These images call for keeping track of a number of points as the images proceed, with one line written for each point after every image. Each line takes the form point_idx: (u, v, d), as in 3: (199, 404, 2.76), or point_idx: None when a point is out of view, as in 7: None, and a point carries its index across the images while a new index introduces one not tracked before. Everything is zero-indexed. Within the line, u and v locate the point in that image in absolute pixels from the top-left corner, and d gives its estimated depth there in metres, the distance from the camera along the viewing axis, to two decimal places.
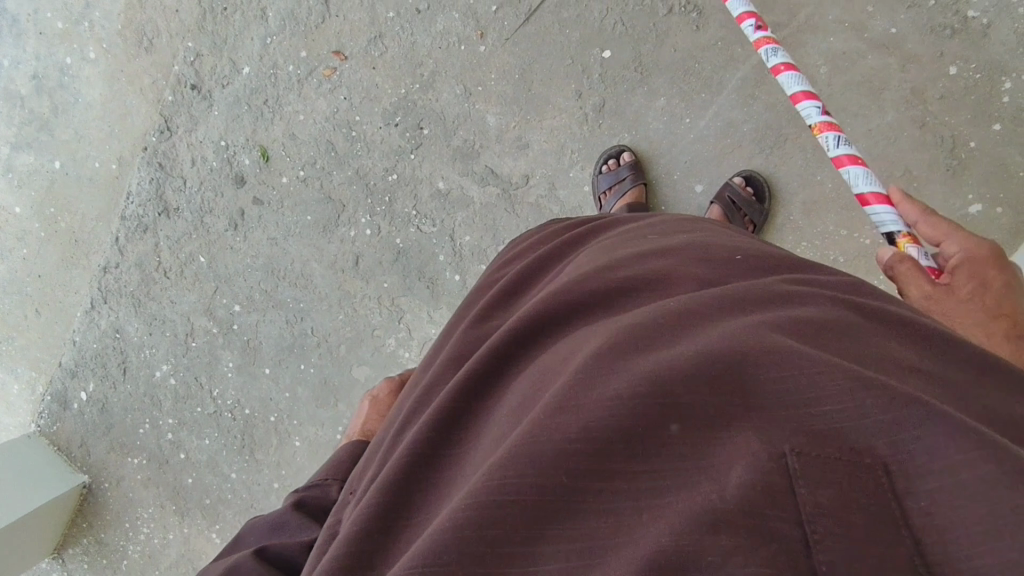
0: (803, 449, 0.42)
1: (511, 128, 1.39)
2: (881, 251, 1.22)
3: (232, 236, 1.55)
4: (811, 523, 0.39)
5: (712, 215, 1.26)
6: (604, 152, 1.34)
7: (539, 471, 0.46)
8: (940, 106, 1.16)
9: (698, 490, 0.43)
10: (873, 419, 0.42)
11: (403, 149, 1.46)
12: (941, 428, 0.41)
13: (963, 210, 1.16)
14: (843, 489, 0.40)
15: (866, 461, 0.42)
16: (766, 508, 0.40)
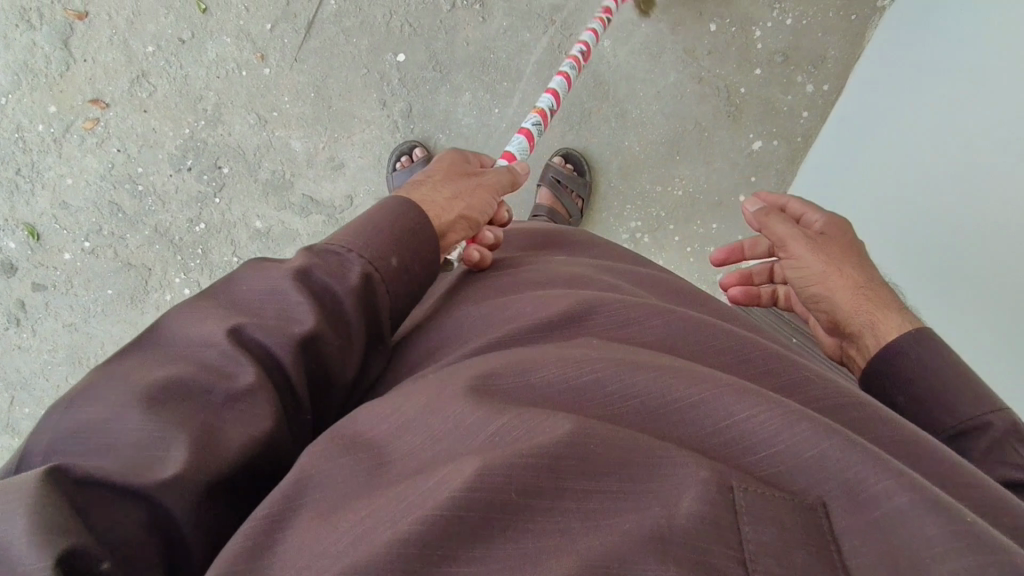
0: (749, 487, 0.42)
1: (320, 150, 1.32)
2: (694, 198, 1.34)
3: (17, 334, 1.31)
4: (754, 561, 0.38)
5: (541, 197, 1.31)
6: (396, 148, 1.31)
7: (489, 475, 0.41)
8: (710, 60, 1.28)
9: (648, 512, 0.41)
10: (806, 453, 0.43)
11: (204, 195, 1.33)
12: (869, 462, 0.42)
13: (748, 147, 1.31)
14: (780, 526, 0.40)
15: (807, 502, 0.42)
16: (714, 543, 0.39)
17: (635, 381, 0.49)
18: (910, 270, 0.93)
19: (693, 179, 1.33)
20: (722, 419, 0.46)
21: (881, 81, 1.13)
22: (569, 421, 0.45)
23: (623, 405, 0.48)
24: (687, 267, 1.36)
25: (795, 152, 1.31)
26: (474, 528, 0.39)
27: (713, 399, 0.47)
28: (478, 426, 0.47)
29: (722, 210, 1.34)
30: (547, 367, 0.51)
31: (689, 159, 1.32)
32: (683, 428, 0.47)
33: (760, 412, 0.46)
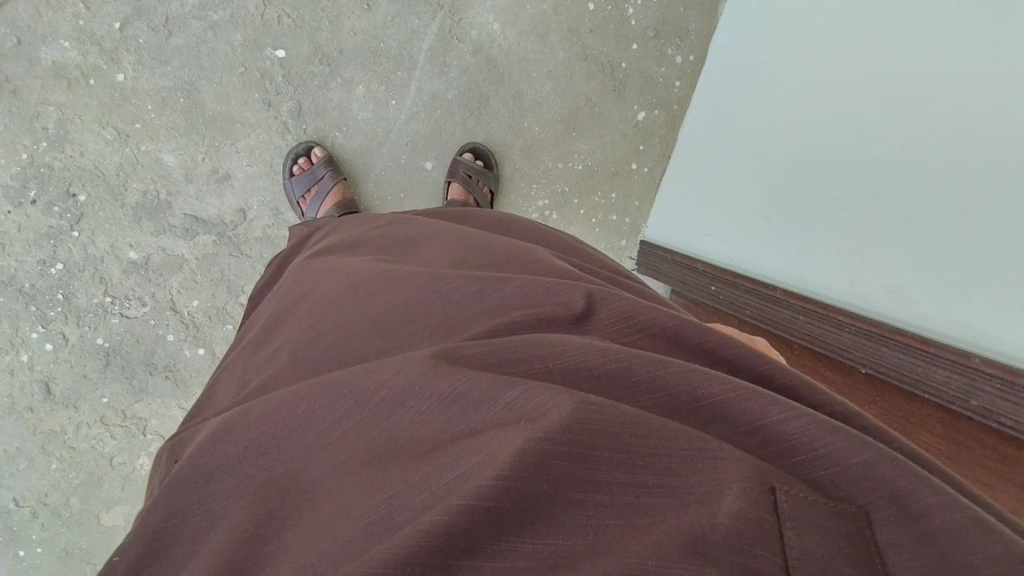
0: (792, 494, 0.43)
1: (200, 162, 1.17)
2: (592, 172, 1.42)
3: None
4: (798, 571, 0.39)
5: (452, 191, 1.29)
6: (292, 150, 1.20)
7: (516, 469, 0.41)
8: (591, 38, 1.34)
9: (687, 508, 0.42)
10: (845, 466, 0.43)
11: (58, 230, 1.13)
12: (904, 479, 0.42)
13: (634, 118, 1.41)
14: (824, 534, 0.41)
15: (851, 509, 0.43)
16: (753, 546, 0.39)
17: (664, 375, 0.50)
18: (759, 229, 1.12)
19: (589, 154, 1.41)
20: (758, 422, 0.46)
21: (734, 63, 1.26)
22: (590, 400, 0.46)
23: (652, 398, 0.49)
24: (592, 238, 1.48)
25: (673, 119, 1.44)
26: (498, 522, 0.41)
27: (743, 403, 0.47)
28: (488, 403, 0.48)
29: (617, 179, 1.44)
30: (566, 352, 0.51)
31: (584, 135, 1.39)
32: (716, 423, 0.48)
33: (797, 414, 0.46)
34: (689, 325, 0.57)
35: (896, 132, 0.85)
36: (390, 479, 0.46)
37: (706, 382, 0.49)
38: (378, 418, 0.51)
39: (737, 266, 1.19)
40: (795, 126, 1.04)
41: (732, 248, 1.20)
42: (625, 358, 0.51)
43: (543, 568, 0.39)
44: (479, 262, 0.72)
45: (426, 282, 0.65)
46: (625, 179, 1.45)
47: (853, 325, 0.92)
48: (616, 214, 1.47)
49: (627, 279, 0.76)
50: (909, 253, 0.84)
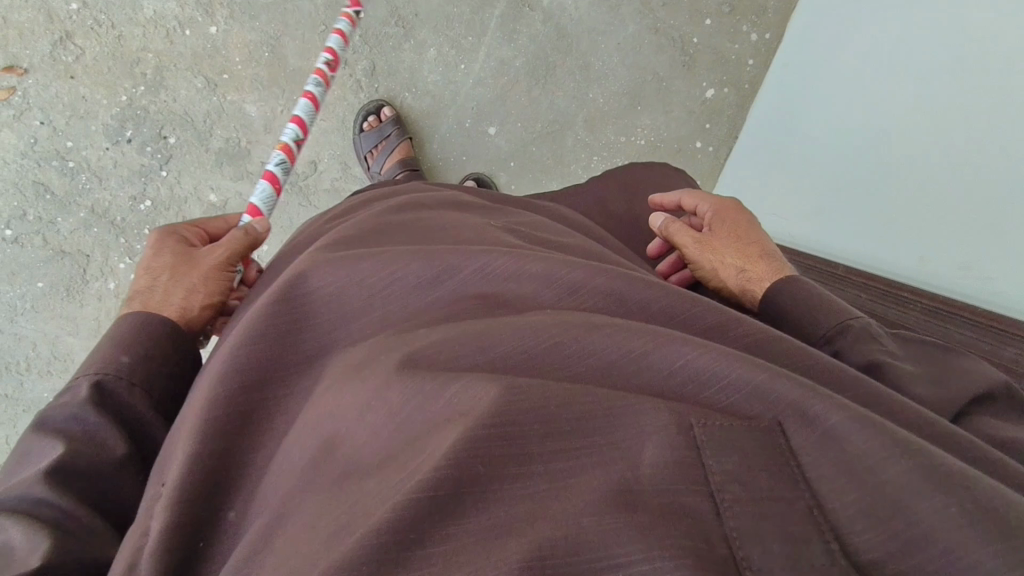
0: (708, 421, 0.42)
1: (278, 114, 1.24)
2: (656, 148, 1.41)
3: None
4: (719, 492, 0.39)
5: None
6: (364, 108, 1.26)
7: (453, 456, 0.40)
8: (663, 12, 1.33)
9: (611, 466, 0.41)
10: (759, 394, 0.43)
11: (149, 168, 1.22)
12: (835, 410, 0.41)
13: (702, 95, 1.40)
14: (740, 450, 0.41)
15: (764, 423, 0.42)
16: (676, 484, 0.39)
17: (596, 343, 0.47)
18: (828, 206, 1.08)
19: (653, 128, 1.40)
20: (678, 367, 0.45)
21: (815, 34, 1.23)
22: (511, 385, 0.43)
23: (587, 362, 0.47)
24: None
25: (743, 99, 1.41)
26: (444, 506, 0.39)
27: (672, 361, 0.46)
28: (433, 400, 0.45)
29: (681, 157, 1.42)
30: (506, 334, 0.48)
31: (649, 110, 1.39)
32: (647, 378, 0.46)
33: (706, 350, 0.45)
34: (606, 282, 0.54)
35: (1003, 110, 0.81)
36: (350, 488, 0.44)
37: (629, 342, 0.47)
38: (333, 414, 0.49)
39: (799, 244, 1.15)
40: (886, 100, 0.99)
41: (796, 226, 1.17)
42: (556, 330, 0.48)
43: (490, 540, 0.38)
44: (426, 218, 0.70)
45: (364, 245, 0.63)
46: (689, 157, 1.43)
47: (920, 301, 0.86)
48: None
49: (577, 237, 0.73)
50: (989, 234, 0.81)
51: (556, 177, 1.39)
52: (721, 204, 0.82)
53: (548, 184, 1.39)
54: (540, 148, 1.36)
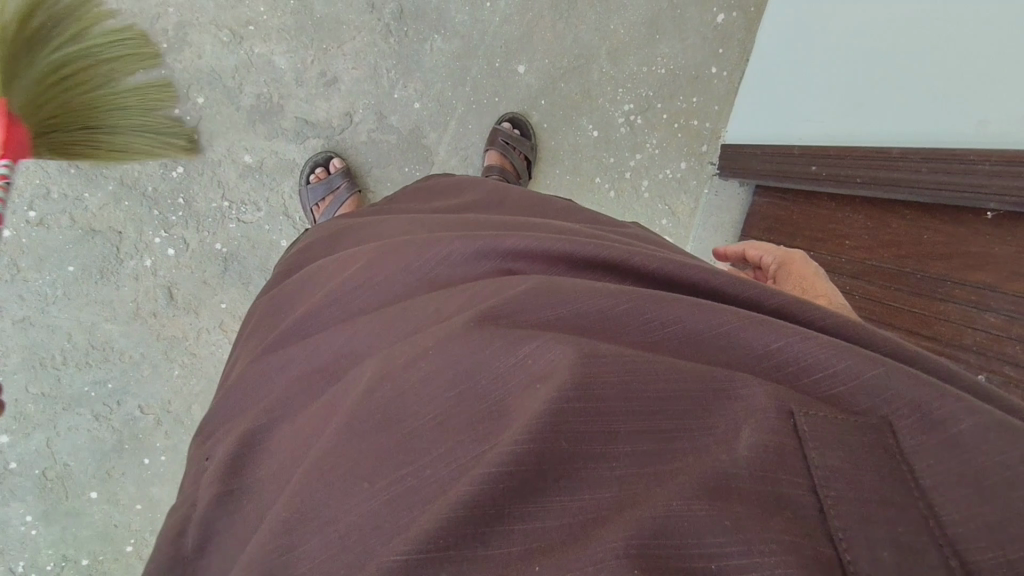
0: (809, 411, 0.44)
1: (309, 65, 1.20)
2: (675, 75, 1.45)
3: None
4: (823, 487, 0.41)
5: (489, 159, 1.31)
6: (311, 159, 1.24)
7: (535, 437, 0.43)
8: None
9: (705, 453, 0.43)
10: (864, 384, 0.45)
11: (178, 131, 1.16)
12: (944, 404, 0.43)
13: (714, 20, 1.44)
14: (851, 449, 0.43)
15: (873, 421, 0.44)
16: (777, 476, 0.41)
17: (676, 312, 0.50)
18: (869, 99, 1.12)
19: (672, 57, 1.43)
20: (773, 345, 0.47)
21: None
22: (613, 358, 0.46)
23: (662, 333, 0.50)
24: (676, 144, 1.49)
25: (751, 22, 1.46)
26: (517, 488, 0.42)
27: (752, 337, 0.48)
28: (514, 377, 0.48)
29: (699, 83, 1.47)
30: (578, 301, 0.51)
31: (667, 38, 1.42)
32: (725, 356, 0.48)
33: (804, 338, 0.47)
34: (687, 267, 0.55)
35: None
36: (418, 466, 0.47)
37: (715, 317, 0.49)
38: (411, 401, 0.50)
39: (840, 140, 1.20)
40: None
41: (832, 125, 1.21)
42: (636, 300, 0.51)
43: (574, 524, 0.41)
44: (488, 221, 0.72)
45: (426, 245, 0.64)
46: (705, 83, 1.47)
47: (987, 162, 0.92)
48: (697, 118, 1.49)
49: (641, 236, 0.74)
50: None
51: (586, 112, 1.40)
52: (787, 254, 0.76)
53: (581, 119, 1.40)
54: (567, 85, 1.38)
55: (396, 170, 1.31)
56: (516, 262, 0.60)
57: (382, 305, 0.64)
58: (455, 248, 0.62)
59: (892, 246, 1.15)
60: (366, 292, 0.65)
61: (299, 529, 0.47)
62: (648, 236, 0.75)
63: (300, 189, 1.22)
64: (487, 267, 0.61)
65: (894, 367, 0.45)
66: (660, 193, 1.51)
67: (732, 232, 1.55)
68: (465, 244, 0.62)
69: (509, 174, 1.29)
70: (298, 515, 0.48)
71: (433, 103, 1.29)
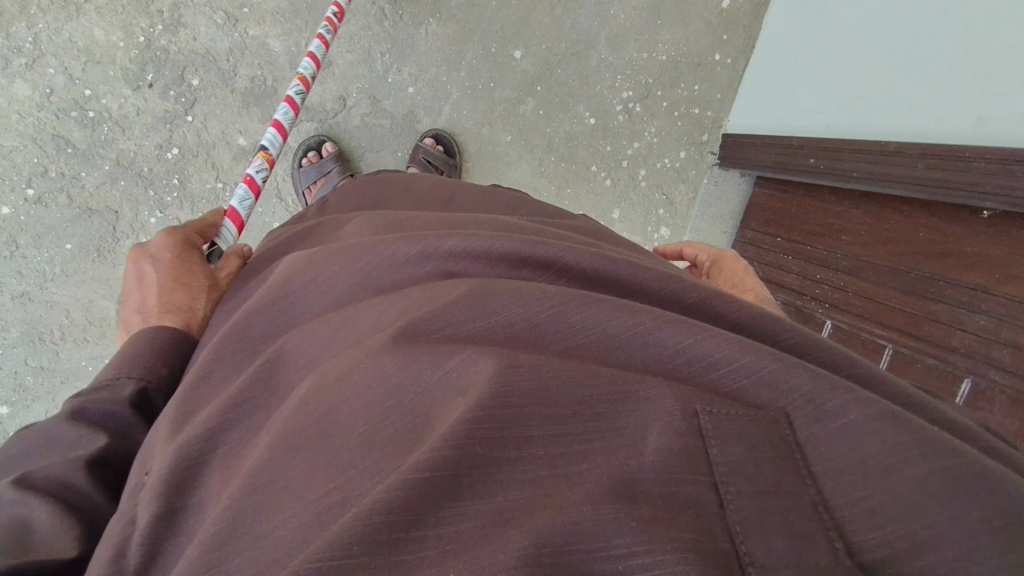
0: (712, 410, 0.42)
1: (303, 48, 1.21)
2: (676, 62, 1.42)
3: None
4: (722, 484, 0.39)
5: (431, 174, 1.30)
6: (303, 142, 1.25)
7: (447, 443, 0.40)
8: None
9: (614, 454, 0.40)
10: (765, 381, 0.43)
11: (172, 113, 1.18)
12: (834, 394, 0.42)
13: (719, 6, 1.40)
14: (745, 442, 0.41)
15: (771, 415, 0.42)
16: (678, 471, 0.39)
17: (594, 314, 0.47)
18: (870, 91, 1.09)
19: (673, 43, 1.40)
20: (684, 345, 0.45)
21: None
22: (526, 364, 0.44)
23: (585, 338, 0.47)
24: (676, 132, 1.47)
25: (757, 8, 1.43)
26: (433, 491, 0.38)
27: (665, 338, 0.46)
28: (428, 375, 0.46)
29: (701, 70, 1.44)
30: (504, 308, 0.48)
31: (669, 23, 1.39)
32: (641, 358, 0.46)
33: (712, 337, 0.45)
34: (614, 262, 0.54)
35: None
36: (333, 459, 0.44)
37: (630, 319, 0.47)
38: (325, 386, 0.48)
39: (839, 134, 1.17)
40: None
41: (833, 117, 1.18)
42: (554, 303, 0.48)
43: (486, 529, 0.37)
44: (420, 219, 0.71)
45: (365, 245, 0.60)
46: (708, 70, 1.44)
47: (982, 159, 0.89)
48: (699, 107, 1.46)
49: (570, 227, 0.72)
50: None
51: (584, 98, 1.39)
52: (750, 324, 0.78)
53: (579, 105, 1.39)
54: (564, 71, 1.36)
55: (388, 154, 1.31)
56: (448, 261, 0.57)
57: (323, 305, 0.59)
58: (396, 247, 0.59)
59: (888, 243, 1.13)
60: (305, 293, 0.60)
61: (230, 542, 0.42)
62: (579, 228, 0.74)
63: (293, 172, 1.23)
64: (426, 268, 0.58)
65: (793, 362, 0.43)
66: (658, 182, 1.49)
67: (732, 223, 1.54)
68: (407, 243, 0.59)
69: None
70: (229, 524, 0.43)
71: (428, 88, 1.29)
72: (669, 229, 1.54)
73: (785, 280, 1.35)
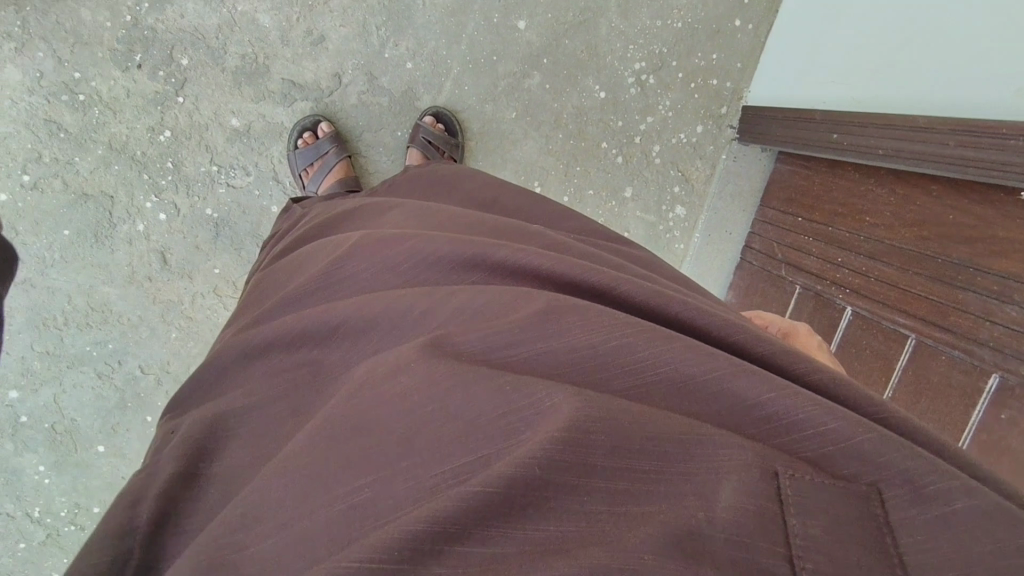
0: (796, 473, 0.41)
1: (295, 23, 1.16)
2: (692, 29, 1.33)
3: None
4: (800, 560, 0.37)
5: (413, 157, 1.25)
6: (300, 123, 1.20)
7: (516, 472, 0.39)
8: None
9: (685, 501, 0.39)
10: (853, 448, 0.41)
11: (163, 95, 1.14)
12: (936, 486, 0.39)
13: None
14: (834, 522, 0.38)
15: (861, 489, 0.40)
16: (754, 539, 0.37)
17: (667, 352, 0.46)
18: (901, 60, 1.00)
19: (689, 9, 1.31)
20: (764, 399, 0.43)
21: None
22: (597, 399, 0.43)
23: (652, 373, 0.46)
24: (692, 105, 1.38)
25: None
26: (486, 514, 0.38)
27: (743, 388, 0.44)
28: (484, 401, 0.44)
29: (720, 38, 1.34)
30: (571, 335, 0.47)
31: None
32: (714, 403, 0.44)
33: (797, 396, 0.43)
34: (684, 301, 0.52)
35: None
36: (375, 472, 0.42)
37: (706, 361, 0.45)
38: (377, 395, 0.47)
39: (867, 107, 1.08)
40: None
41: (860, 89, 1.09)
42: (626, 336, 0.46)
43: (533, 553, 0.37)
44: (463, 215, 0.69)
45: (409, 242, 0.61)
46: (728, 37, 1.35)
47: (1018, 139, 0.80)
48: (717, 77, 1.37)
49: (617, 244, 0.70)
50: None
51: (593, 70, 1.31)
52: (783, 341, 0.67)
53: (587, 78, 1.31)
54: (572, 41, 1.28)
55: (384, 133, 1.26)
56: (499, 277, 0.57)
57: (352, 293, 0.60)
58: (444, 251, 0.59)
59: (914, 226, 1.05)
60: (343, 285, 0.61)
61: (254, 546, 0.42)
62: (626, 246, 0.71)
63: (289, 154, 1.19)
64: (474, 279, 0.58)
65: (887, 435, 0.42)
66: (673, 159, 1.42)
67: (752, 200, 1.44)
68: (457, 249, 0.58)
69: None
70: (256, 519, 0.43)
71: (426, 62, 1.23)
72: (684, 207, 1.47)
73: (806, 263, 1.27)
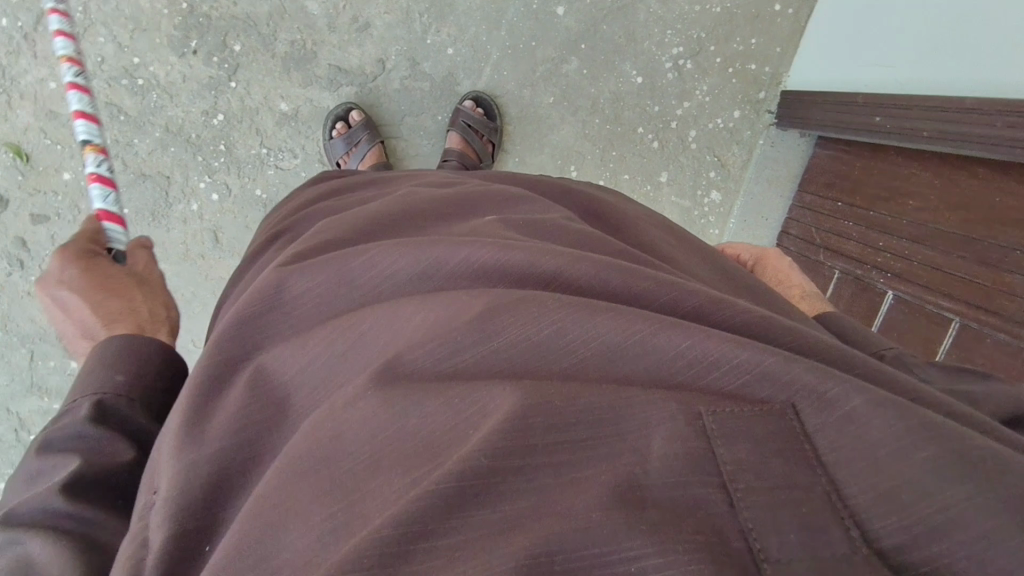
0: (716, 410, 0.41)
1: (341, 10, 1.20)
2: (730, 14, 1.33)
3: (24, 277, 1.21)
4: (730, 482, 0.38)
5: (452, 140, 1.29)
6: (331, 113, 1.24)
7: (460, 464, 0.39)
8: None
9: (616, 458, 0.40)
10: (767, 378, 0.42)
11: (216, 79, 1.20)
12: (858, 398, 0.40)
13: None
14: (758, 439, 0.39)
15: (776, 409, 0.41)
16: (686, 472, 0.38)
17: (592, 325, 0.46)
18: (947, 41, 1.00)
19: None
20: (682, 346, 0.44)
21: None
22: (526, 388, 0.43)
23: (585, 351, 0.46)
24: (729, 90, 1.38)
25: None
26: (453, 508, 0.38)
27: (662, 341, 0.45)
28: (434, 395, 0.44)
29: (758, 22, 1.34)
30: (505, 326, 0.47)
31: None
32: (641, 365, 0.45)
33: (708, 336, 0.44)
34: (611, 272, 0.52)
35: None
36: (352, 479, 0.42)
37: (627, 327, 0.46)
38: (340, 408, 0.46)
39: (910, 89, 1.08)
40: None
41: (904, 71, 1.09)
42: (553, 314, 0.47)
43: (494, 537, 0.37)
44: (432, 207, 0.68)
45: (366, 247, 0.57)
46: (766, 22, 1.35)
47: None
48: (755, 62, 1.37)
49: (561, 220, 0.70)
50: None
51: (630, 55, 1.32)
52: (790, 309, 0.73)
53: (624, 63, 1.33)
54: (610, 27, 1.30)
55: (424, 117, 1.30)
56: (443, 278, 0.55)
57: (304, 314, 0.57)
58: (402, 258, 0.56)
59: (960, 208, 1.04)
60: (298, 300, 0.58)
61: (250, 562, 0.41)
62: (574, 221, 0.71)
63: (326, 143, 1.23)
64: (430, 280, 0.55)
65: (790, 354, 0.43)
66: (709, 144, 1.42)
67: (790, 185, 1.45)
68: (415, 252, 0.56)
69: (471, 161, 1.28)
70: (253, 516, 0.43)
71: (467, 48, 1.26)
72: (720, 192, 1.47)
73: (846, 247, 1.27)
